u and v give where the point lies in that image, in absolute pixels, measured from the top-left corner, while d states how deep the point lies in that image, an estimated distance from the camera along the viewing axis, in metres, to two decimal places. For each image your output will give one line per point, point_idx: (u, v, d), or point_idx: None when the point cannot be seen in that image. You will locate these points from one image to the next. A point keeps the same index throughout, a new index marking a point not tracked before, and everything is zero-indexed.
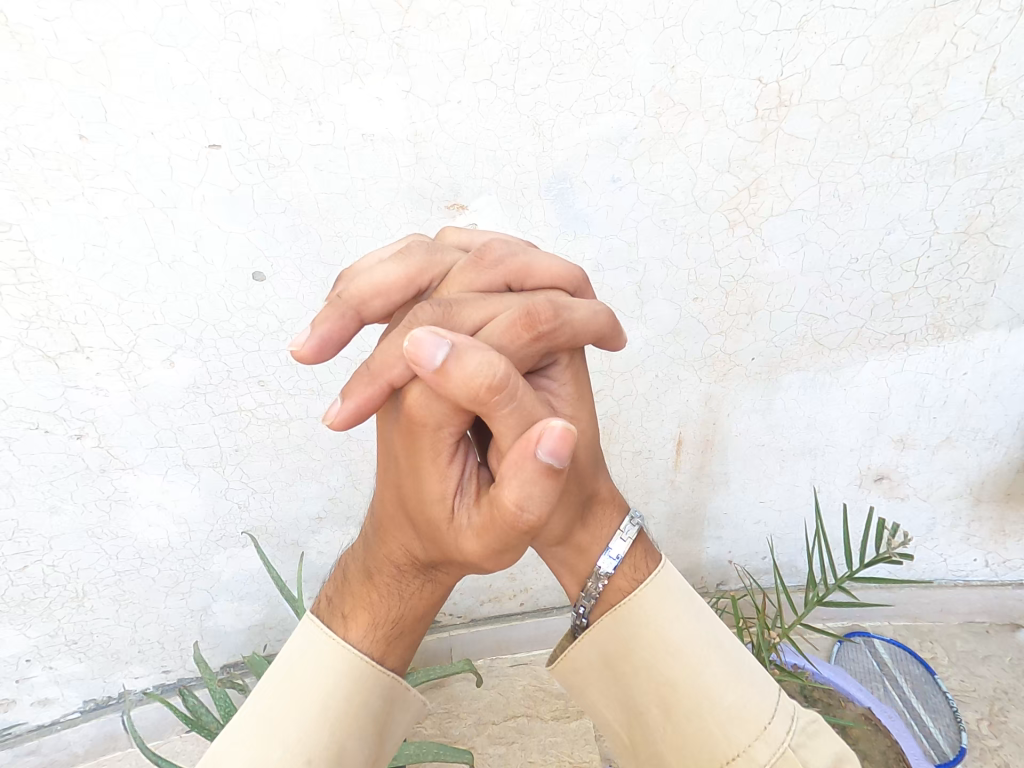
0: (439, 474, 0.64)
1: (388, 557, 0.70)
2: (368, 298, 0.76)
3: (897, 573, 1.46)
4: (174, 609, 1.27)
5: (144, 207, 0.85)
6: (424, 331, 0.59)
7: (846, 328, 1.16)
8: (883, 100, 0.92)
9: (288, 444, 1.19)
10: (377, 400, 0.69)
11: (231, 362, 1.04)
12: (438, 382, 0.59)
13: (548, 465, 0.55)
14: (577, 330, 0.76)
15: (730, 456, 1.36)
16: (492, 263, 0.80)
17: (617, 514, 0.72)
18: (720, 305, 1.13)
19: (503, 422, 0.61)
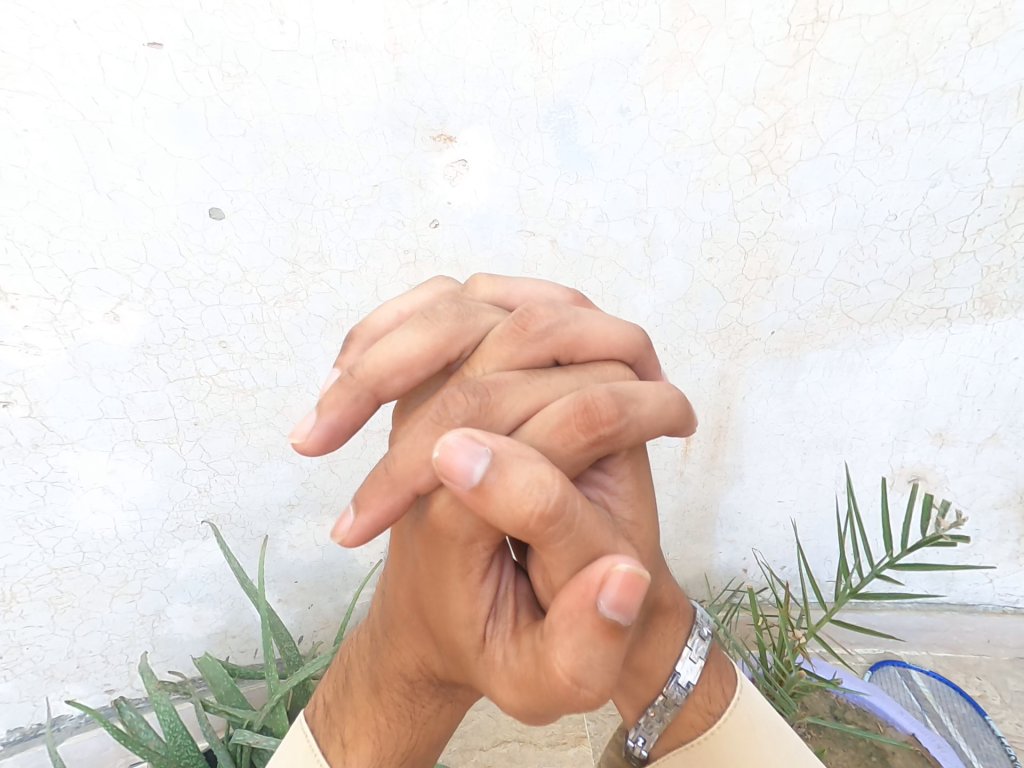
0: (469, 594, 0.57)
1: (403, 665, 0.67)
2: (388, 377, 0.65)
3: (936, 596, 1.32)
4: (119, 614, 1.12)
5: (72, 119, 0.74)
6: (456, 438, 0.48)
7: (879, 300, 1.03)
8: (939, 16, 0.81)
9: (255, 418, 1.06)
10: (397, 509, 0.61)
11: (188, 320, 0.91)
12: (476, 502, 0.49)
13: (610, 622, 0.44)
14: (644, 426, 0.65)
15: (745, 446, 1.24)
16: (537, 334, 0.70)
17: (683, 629, 0.68)
18: (737, 268, 1.02)
19: (555, 555, 0.49)
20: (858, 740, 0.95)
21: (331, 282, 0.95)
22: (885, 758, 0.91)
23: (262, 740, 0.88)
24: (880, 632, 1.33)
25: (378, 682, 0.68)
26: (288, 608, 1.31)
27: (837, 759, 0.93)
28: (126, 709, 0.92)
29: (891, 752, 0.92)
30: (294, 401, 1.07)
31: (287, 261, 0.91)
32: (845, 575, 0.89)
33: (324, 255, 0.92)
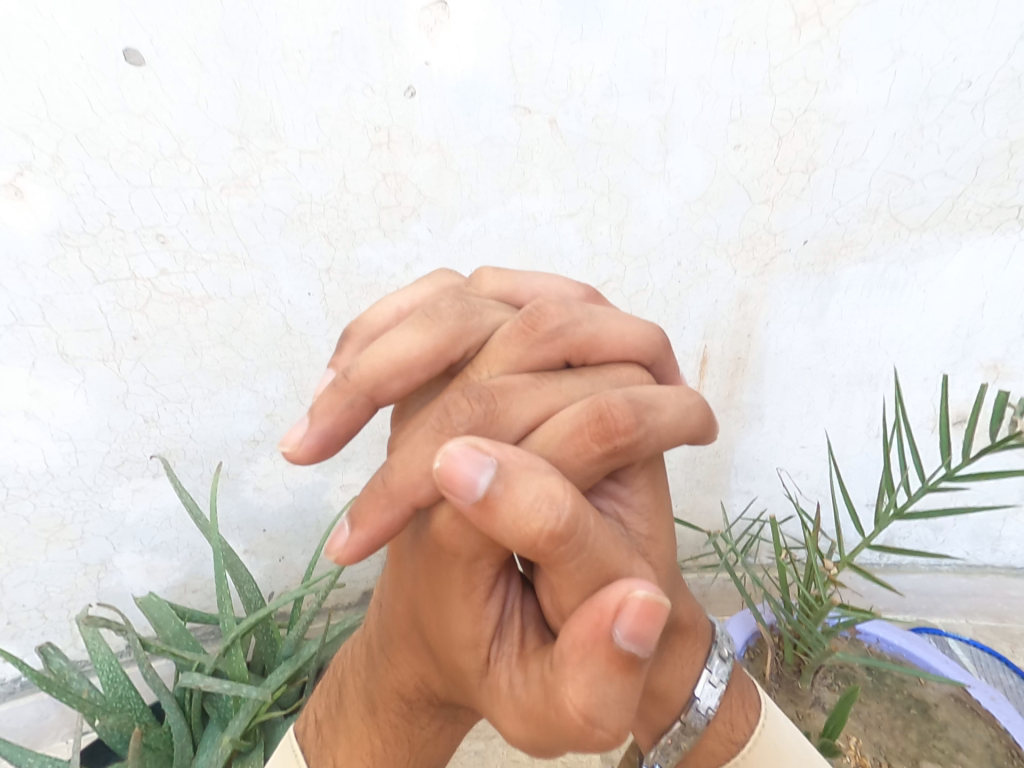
0: (471, 615, 0.50)
1: (400, 686, 0.58)
2: (386, 380, 0.56)
3: (978, 557, 1.20)
4: (58, 561, 1.01)
5: None
6: (460, 447, 0.42)
7: (936, 197, 0.88)
8: None
9: (207, 334, 0.92)
10: (397, 525, 0.52)
11: (112, 204, 0.77)
12: (480, 520, 0.43)
13: (627, 655, 0.39)
14: (667, 437, 0.55)
15: (766, 384, 1.10)
16: (548, 334, 0.61)
17: (702, 648, 0.60)
18: (770, 157, 0.87)
19: (565, 575, 0.44)
20: (895, 693, 0.86)
21: (288, 164, 0.81)
22: (928, 712, 0.83)
23: (212, 685, 0.76)
24: (910, 595, 1.21)
25: (375, 702, 0.60)
26: (256, 560, 1.18)
27: (872, 713, 0.83)
28: (56, 657, 0.81)
29: (934, 705, 0.84)
30: (251, 316, 0.93)
31: (232, 133, 0.77)
32: (892, 493, 0.71)
33: (276, 130, 0.78)
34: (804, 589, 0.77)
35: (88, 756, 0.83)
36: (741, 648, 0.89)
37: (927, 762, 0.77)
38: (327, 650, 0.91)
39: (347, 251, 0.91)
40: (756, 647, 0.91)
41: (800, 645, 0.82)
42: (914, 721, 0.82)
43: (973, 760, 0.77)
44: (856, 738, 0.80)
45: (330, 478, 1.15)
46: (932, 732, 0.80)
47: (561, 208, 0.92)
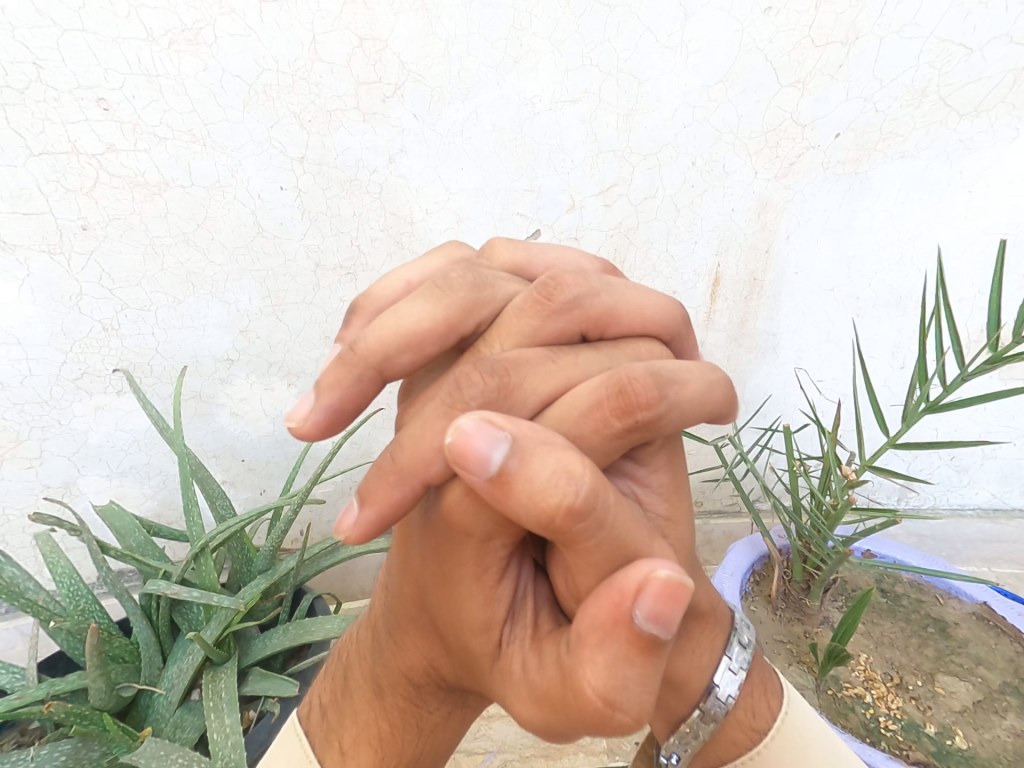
0: (482, 598, 0.41)
1: (406, 672, 0.49)
2: (395, 352, 0.46)
3: (1005, 500, 1.15)
4: (17, 482, 0.93)
5: None
6: (472, 420, 0.35)
7: (995, 71, 0.78)
8: None
9: (167, 229, 0.82)
10: (408, 503, 0.44)
11: (38, 50, 0.68)
12: (490, 498, 0.35)
13: (650, 637, 0.32)
14: (693, 411, 0.47)
15: (782, 309, 1.00)
16: (564, 305, 0.50)
17: (720, 636, 0.50)
18: (804, 22, 0.76)
19: (581, 556, 0.36)
20: (911, 613, 0.80)
21: (246, 16, 0.71)
22: (947, 630, 0.77)
23: (180, 591, 0.69)
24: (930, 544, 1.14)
25: (380, 685, 0.51)
26: (235, 494, 1.09)
27: (886, 631, 0.76)
28: (7, 564, 0.73)
29: (954, 623, 0.78)
30: (218, 211, 0.83)
31: None
32: (920, 382, 0.62)
33: None
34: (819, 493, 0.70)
35: (46, 666, 0.76)
36: (745, 569, 0.82)
37: (943, 676, 0.71)
38: (306, 567, 0.85)
39: (323, 136, 0.80)
40: (762, 572, 0.84)
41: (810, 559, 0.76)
42: (930, 638, 0.76)
43: (994, 673, 0.71)
44: (867, 656, 0.74)
45: None
46: (950, 648, 0.74)
47: (563, 90, 0.81)
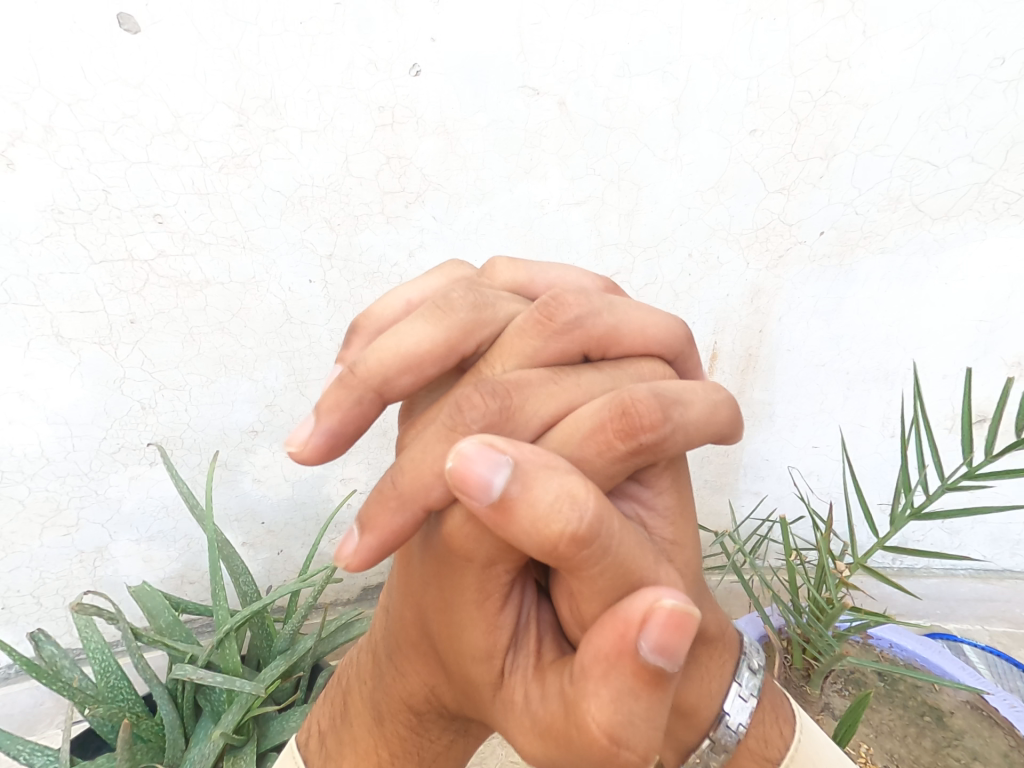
0: (485, 624, 0.45)
1: (410, 698, 0.53)
2: (395, 375, 0.51)
3: (995, 563, 1.17)
4: (54, 549, 0.95)
5: None
6: (473, 445, 0.38)
7: (961, 184, 0.83)
8: None
9: (205, 320, 0.87)
10: (409, 529, 0.47)
11: (108, 180, 0.73)
12: (496, 523, 0.38)
13: (656, 670, 0.35)
14: (693, 434, 0.50)
15: (778, 382, 1.06)
16: (566, 326, 0.55)
17: (730, 662, 0.54)
18: (787, 142, 0.83)
19: (587, 584, 0.39)
20: (908, 699, 0.83)
21: (289, 143, 0.78)
22: (943, 719, 0.79)
23: (205, 677, 0.73)
24: (923, 601, 1.18)
25: (382, 711, 0.54)
26: (253, 555, 1.12)
27: (884, 719, 0.79)
28: (44, 647, 0.78)
29: (949, 711, 0.81)
30: (252, 301, 0.88)
31: (231, 109, 0.74)
32: (906, 491, 0.67)
33: (277, 105, 0.75)
34: (816, 590, 0.74)
35: (77, 746, 0.80)
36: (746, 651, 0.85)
37: None
38: (324, 644, 0.89)
39: (351, 235, 0.87)
40: (764, 650, 0.88)
41: (809, 648, 0.79)
42: (927, 729, 0.79)
43: None
44: (866, 745, 0.77)
45: (331, 473, 1.11)
46: (947, 740, 0.77)
47: (569, 194, 0.88)
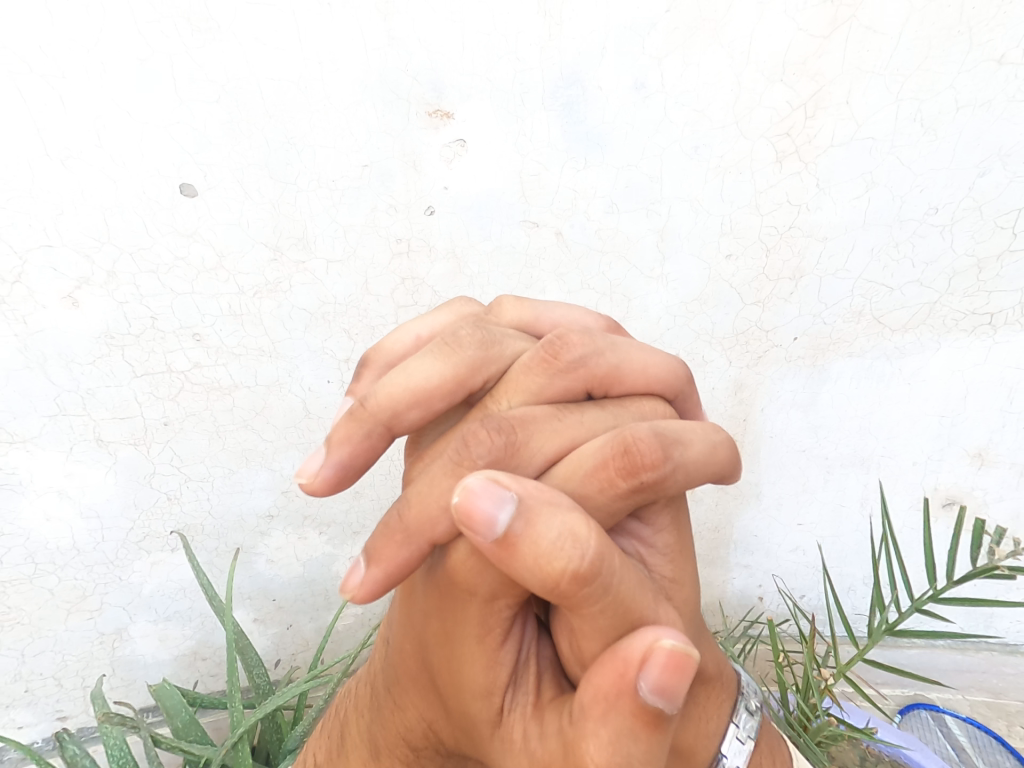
0: (485, 661, 0.43)
1: (404, 732, 0.52)
2: (403, 409, 0.51)
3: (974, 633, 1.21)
4: (76, 631, 0.95)
5: (16, 72, 0.66)
6: (479, 479, 0.37)
7: (914, 302, 0.92)
8: None
9: (231, 419, 0.92)
10: (414, 562, 0.47)
11: (156, 309, 0.81)
12: (498, 558, 0.37)
13: (656, 712, 0.33)
14: (692, 473, 0.48)
15: (764, 464, 1.12)
16: (570, 364, 0.55)
17: (728, 701, 0.52)
18: (758, 266, 0.93)
19: (588, 623, 0.38)
20: None
21: (316, 272, 0.85)
22: None
23: None
24: (910, 672, 1.21)
25: (377, 748, 0.54)
26: (264, 630, 1.10)
27: None
28: (70, 743, 0.84)
29: None
30: (274, 401, 0.93)
31: (267, 247, 0.82)
32: (880, 609, 0.73)
33: (308, 241, 0.83)
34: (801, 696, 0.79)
35: None
36: None
37: None
38: None
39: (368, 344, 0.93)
40: None
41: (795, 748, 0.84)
42: None
43: None
44: None
45: (340, 551, 1.08)
46: None
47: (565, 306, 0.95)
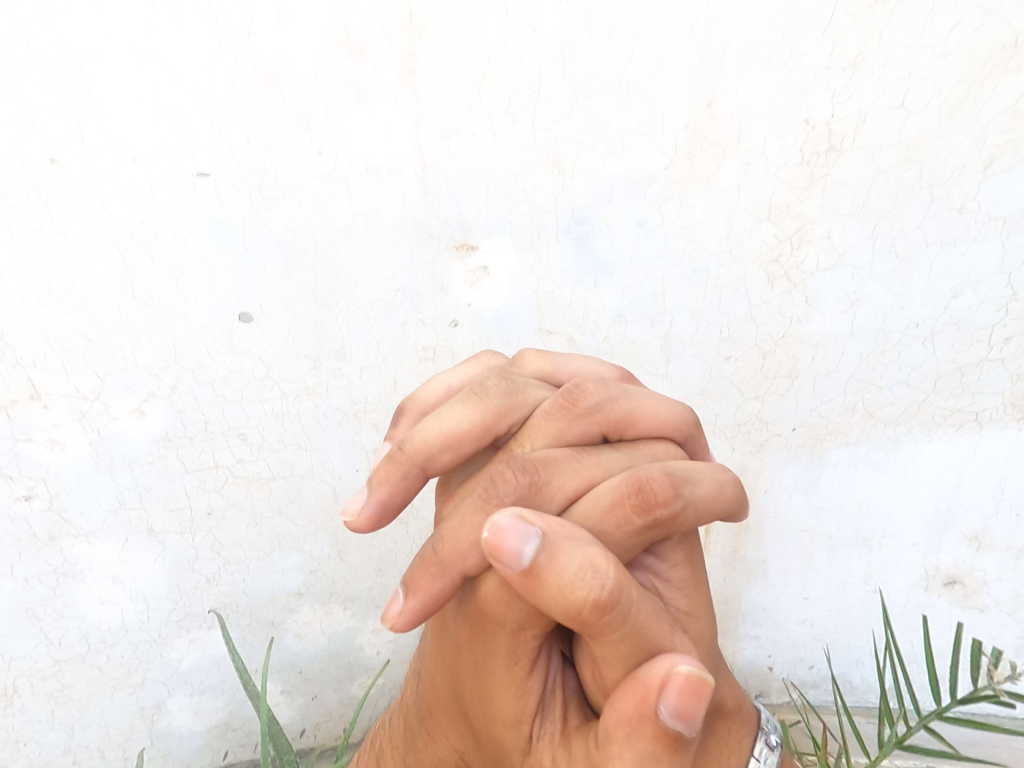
0: (514, 689, 0.45)
1: (441, 761, 0.54)
2: (437, 452, 0.54)
3: None
4: (118, 707, 0.93)
5: (121, 239, 0.79)
6: (507, 517, 0.41)
7: (903, 399, 0.95)
8: (951, 147, 0.81)
9: (268, 506, 0.94)
10: (447, 594, 0.49)
11: (209, 413, 0.88)
12: (526, 589, 0.40)
13: (674, 733, 0.37)
14: (702, 511, 0.51)
15: (768, 540, 1.08)
16: (587, 409, 0.57)
17: (748, 735, 0.51)
18: (756, 366, 0.97)
19: (609, 651, 0.40)
20: None
21: (351, 376, 0.91)
22: None
23: None
24: None
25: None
26: (288, 704, 1.01)
27: None
28: None
29: None
30: (306, 489, 0.94)
31: (309, 357, 0.89)
32: (889, 719, 0.76)
33: (345, 351, 0.90)
34: None
35: None
36: None
37: None
38: None
39: None
40: None
41: None
42: None
43: None
44: None
45: (364, 623, 1.03)
46: None
47: None
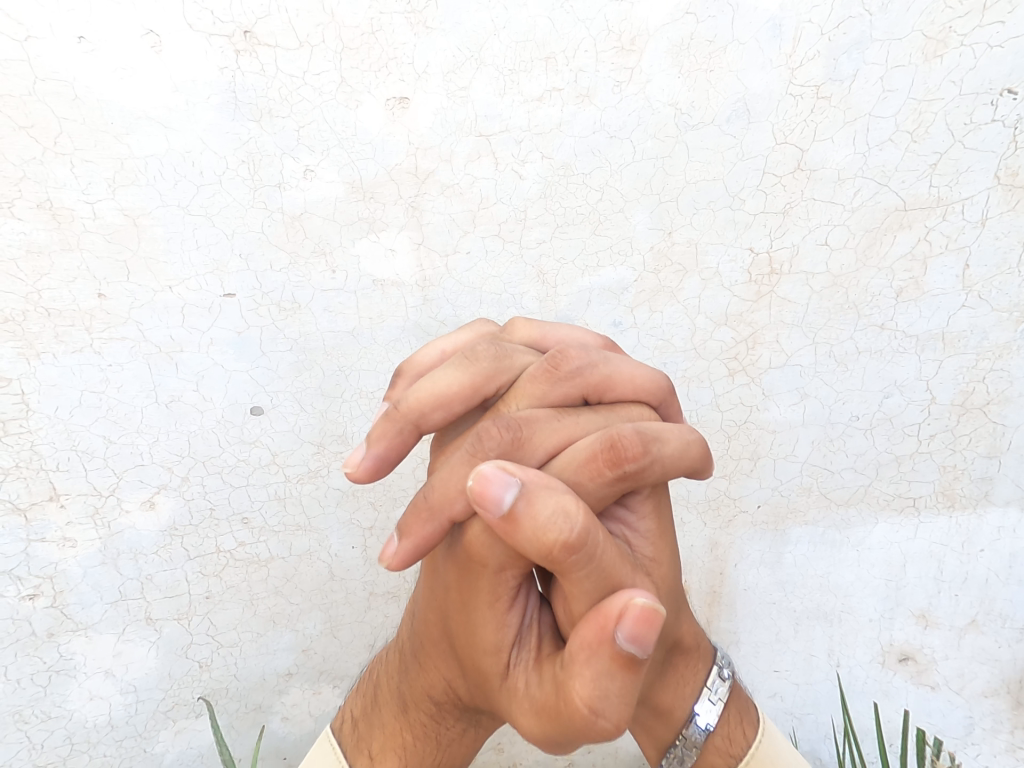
0: (494, 622, 0.47)
1: (433, 690, 0.56)
2: (429, 410, 0.55)
3: None
4: None
5: (151, 353, 0.91)
6: (491, 466, 0.41)
7: (853, 483, 1.03)
8: (869, 279, 0.97)
9: (265, 587, 0.98)
10: (437, 538, 0.51)
11: (215, 500, 0.95)
12: (503, 532, 0.41)
13: (629, 656, 0.37)
14: (669, 467, 0.52)
15: (740, 612, 1.07)
16: (569, 373, 0.58)
17: (703, 668, 0.59)
18: (724, 449, 1.04)
19: (576, 586, 0.41)
20: None
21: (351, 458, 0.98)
22: None
23: None
24: None
25: (405, 702, 0.59)
26: None
27: None
28: None
29: None
30: (304, 567, 1.00)
31: (313, 443, 0.97)
32: None
33: (347, 437, 0.98)
34: None
35: None
36: None
37: None
38: None
39: (390, 513, 1.01)
40: None
41: None
42: None
43: None
44: None
45: None
46: None
47: None
